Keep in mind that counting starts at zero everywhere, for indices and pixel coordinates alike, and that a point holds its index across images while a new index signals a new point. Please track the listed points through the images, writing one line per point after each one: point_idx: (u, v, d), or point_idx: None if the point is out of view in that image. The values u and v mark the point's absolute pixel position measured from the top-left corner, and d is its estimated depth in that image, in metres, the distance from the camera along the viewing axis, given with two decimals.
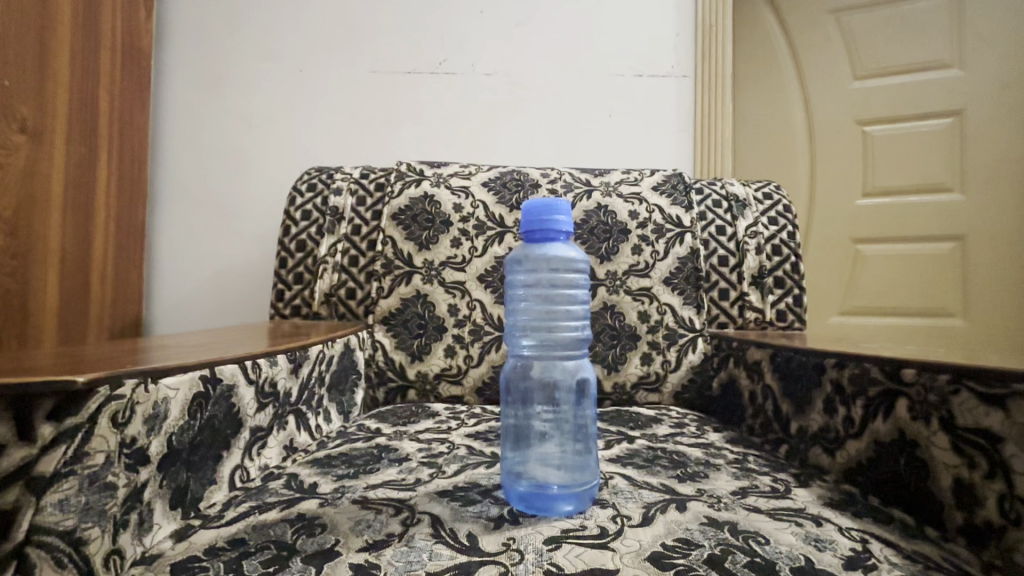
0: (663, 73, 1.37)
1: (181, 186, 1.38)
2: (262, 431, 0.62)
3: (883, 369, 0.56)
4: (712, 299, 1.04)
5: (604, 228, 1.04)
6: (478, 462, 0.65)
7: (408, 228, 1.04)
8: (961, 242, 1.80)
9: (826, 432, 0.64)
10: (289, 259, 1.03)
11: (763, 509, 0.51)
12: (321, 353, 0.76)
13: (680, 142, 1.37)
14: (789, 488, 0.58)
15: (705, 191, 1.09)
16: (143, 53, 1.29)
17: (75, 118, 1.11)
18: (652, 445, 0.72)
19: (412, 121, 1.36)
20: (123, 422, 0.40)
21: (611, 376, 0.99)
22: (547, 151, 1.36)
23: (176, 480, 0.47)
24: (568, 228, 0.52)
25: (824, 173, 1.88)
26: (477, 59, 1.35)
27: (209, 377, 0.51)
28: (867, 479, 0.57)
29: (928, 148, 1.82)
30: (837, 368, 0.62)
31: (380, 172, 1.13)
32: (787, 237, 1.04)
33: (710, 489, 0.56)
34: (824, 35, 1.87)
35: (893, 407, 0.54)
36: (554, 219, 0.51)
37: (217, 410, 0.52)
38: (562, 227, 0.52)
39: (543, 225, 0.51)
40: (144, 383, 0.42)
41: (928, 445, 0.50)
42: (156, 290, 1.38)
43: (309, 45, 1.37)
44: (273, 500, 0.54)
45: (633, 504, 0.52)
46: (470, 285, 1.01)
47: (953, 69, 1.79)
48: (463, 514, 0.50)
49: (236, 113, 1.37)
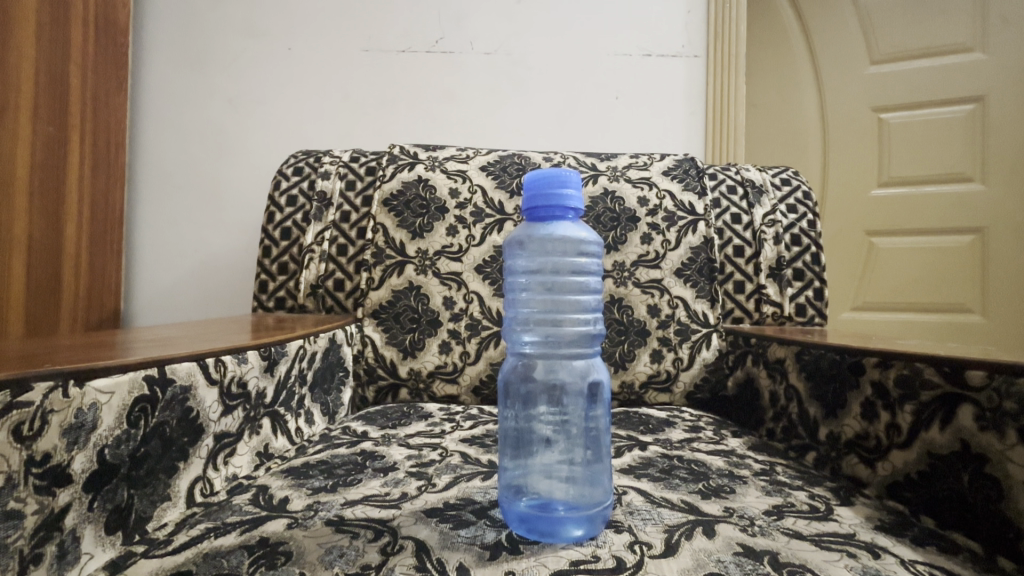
0: (673, 53, 1.28)
1: (161, 171, 1.30)
2: (230, 438, 0.54)
3: (940, 370, 0.48)
4: (726, 292, 0.96)
5: (611, 215, 0.96)
6: (474, 474, 0.58)
7: (400, 214, 0.96)
8: (981, 234, 1.71)
9: (864, 440, 0.57)
10: (272, 248, 0.96)
11: (805, 536, 0.44)
12: (302, 349, 0.69)
13: (690, 125, 1.29)
14: (830, 507, 0.51)
15: (719, 176, 1.01)
16: (119, 28, 1.21)
17: (43, 95, 1.03)
18: (668, 452, 0.65)
19: (407, 103, 1.28)
20: (30, 435, 0.33)
21: (618, 374, 0.91)
22: (550, 135, 1.28)
23: (114, 500, 0.40)
24: (578, 204, 0.45)
25: (839, 163, 1.80)
26: (476, 37, 1.27)
27: (157, 378, 0.43)
28: (918, 496, 0.50)
29: (947, 137, 1.73)
30: (880, 368, 0.55)
31: (371, 155, 1.05)
32: (807, 226, 0.96)
33: (740, 508, 0.49)
34: (838, 18, 1.79)
35: (953, 415, 0.47)
36: (562, 194, 0.44)
37: (168, 416, 0.45)
38: (571, 203, 0.44)
39: (550, 200, 0.44)
40: (62, 386, 0.35)
41: (1001, 461, 0.42)
42: (135, 281, 1.30)
43: (297, 22, 1.28)
44: (234, 520, 0.47)
45: (652, 527, 0.45)
46: (466, 276, 0.94)
47: (975, 53, 1.70)
48: (453, 539, 0.43)
49: (220, 93, 1.29)
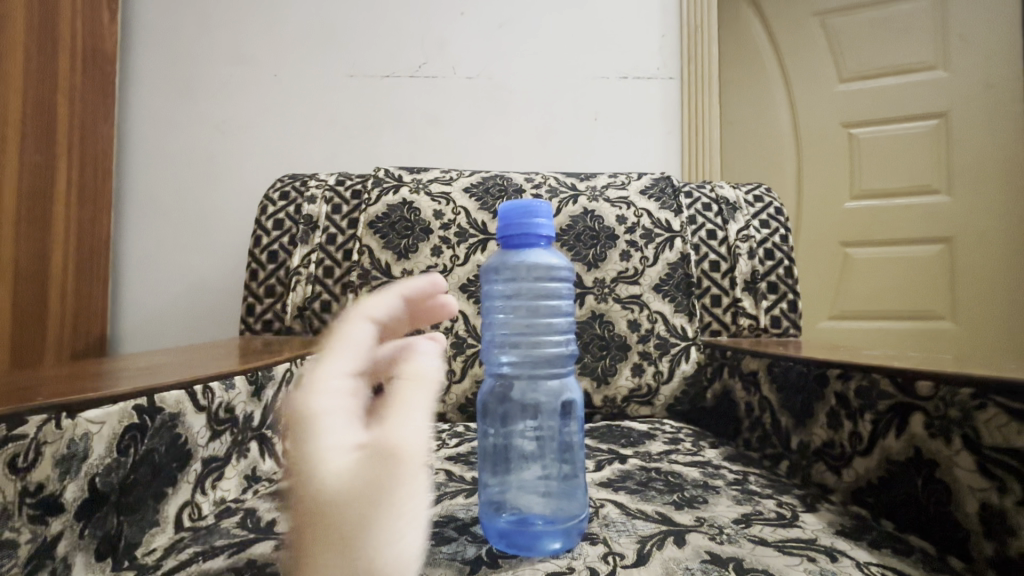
0: (649, 75, 1.33)
1: (148, 195, 1.31)
2: (218, 462, 0.56)
3: (894, 381, 0.51)
4: (704, 306, 0.99)
5: (591, 233, 0.99)
6: (456, 491, 0.59)
7: (385, 236, 0.99)
8: (950, 243, 1.78)
9: (830, 448, 0.60)
10: (260, 271, 0.97)
11: (770, 542, 0.47)
12: (289, 372, 0.70)
13: (667, 144, 1.33)
14: (796, 514, 0.53)
15: (694, 195, 1.05)
16: (107, 57, 1.23)
17: (31, 125, 1.04)
18: (645, 464, 0.67)
19: (392, 126, 1.31)
20: (25, 467, 0.35)
21: (601, 389, 0.94)
22: (532, 155, 1.32)
23: (104, 527, 0.41)
24: (549, 232, 0.47)
25: (813, 177, 1.86)
26: (459, 62, 1.31)
27: (146, 407, 0.45)
28: (879, 501, 0.53)
29: (915, 150, 1.80)
30: (841, 380, 0.58)
31: (357, 178, 1.07)
32: (779, 240, 1.00)
33: (711, 518, 0.51)
34: (808, 37, 1.86)
35: (907, 423, 0.50)
36: (534, 223, 0.47)
37: (158, 444, 0.46)
38: (543, 231, 0.47)
39: (522, 229, 0.46)
40: (55, 418, 0.37)
41: (949, 465, 0.45)
42: (122, 306, 1.30)
43: (282, 49, 1.32)
44: (222, 544, 0.48)
45: (626, 538, 0.47)
46: (451, 295, 0.96)
47: (939, 70, 1.78)
48: (436, 555, 0.45)
49: (206, 119, 1.31)
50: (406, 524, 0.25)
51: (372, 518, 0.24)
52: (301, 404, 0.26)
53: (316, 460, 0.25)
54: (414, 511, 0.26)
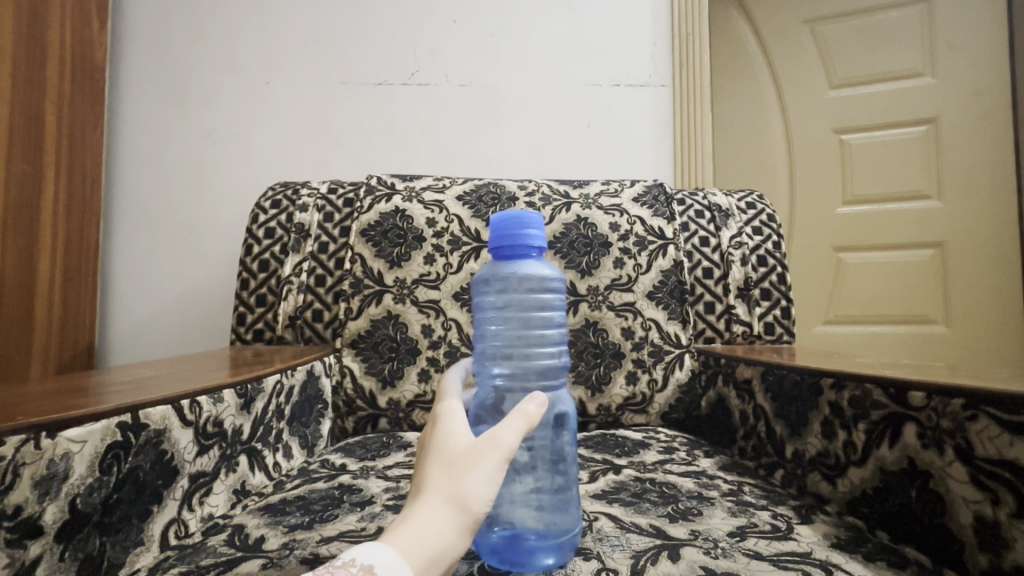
0: (641, 83, 1.34)
1: (139, 203, 1.30)
2: (205, 477, 0.55)
3: (887, 391, 0.51)
4: (697, 313, 0.99)
5: (584, 241, 0.99)
6: None
7: (378, 244, 0.98)
8: (941, 248, 1.79)
9: (825, 457, 0.59)
10: (250, 281, 0.97)
11: (765, 556, 0.46)
12: (279, 383, 0.69)
13: (660, 150, 1.33)
14: (791, 526, 0.53)
15: (687, 202, 1.05)
16: (97, 65, 1.22)
17: (18, 134, 1.03)
18: (640, 475, 0.67)
19: (385, 134, 1.30)
20: (0, 490, 0.33)
21: (595, 398, 0.93)
22: (525, 163, 1.32)
23: (85, 549, 0.40)
24: (540, 243, 0.47)
25: (805, 183, 1.88)
26: (451, 70, 1.31)
27: (130, 424, 0.44)
28: (873, 512, 0.53)
29: (905, 155, 1.82)
30: (835, 389, 0.57)
31: (349, 187, 1.06)
32: (772, 247, 1.00)
33: (705, 531, 0.51)
34: (798, 44, 1.88)
35: (900, 433, 0.49)
36: (525, 234, 0.46)
37: (142, 461, 0.45)
38: (534, 242, 0.46)
39: (513, 240, 0.46)
40: (35, 438, 0.36)
41: (942, 476, 0.45)
42: (111, 316, 1.29)
43: (275, 57, 1.31)
44: (208, 563, 0.47)
45: (620, 553, 0.47)
46: (444, 304, 0.95)
47: (926, 77, 1.80)
48: None
49: (198, 127, 1.30)
50: (479, 476, 0.36)
51: (461, 466, 0.37)
52: (445, 405, 0.43)
53: (446, 427, 0.40)
54: (489, 477, 0.37)
